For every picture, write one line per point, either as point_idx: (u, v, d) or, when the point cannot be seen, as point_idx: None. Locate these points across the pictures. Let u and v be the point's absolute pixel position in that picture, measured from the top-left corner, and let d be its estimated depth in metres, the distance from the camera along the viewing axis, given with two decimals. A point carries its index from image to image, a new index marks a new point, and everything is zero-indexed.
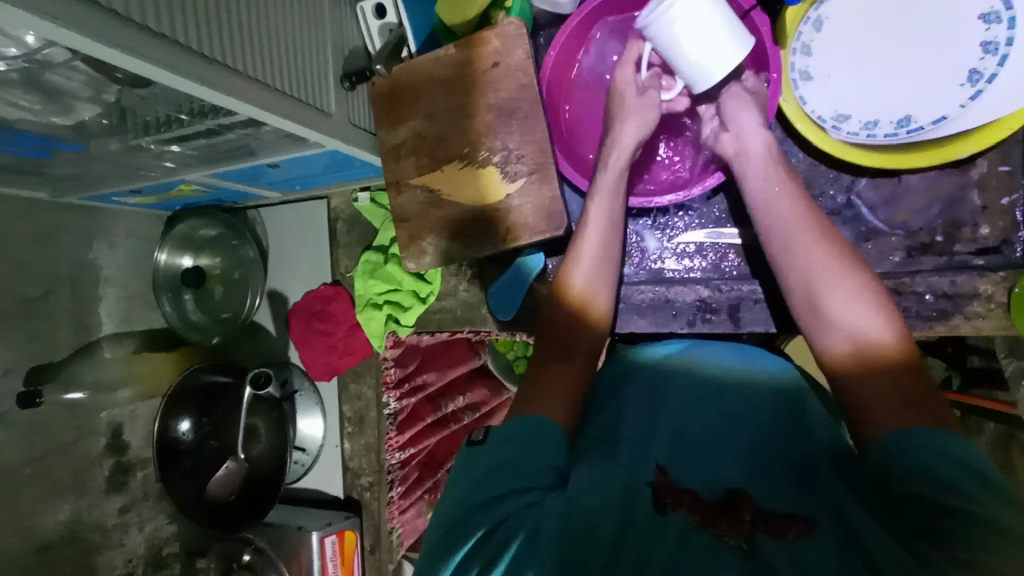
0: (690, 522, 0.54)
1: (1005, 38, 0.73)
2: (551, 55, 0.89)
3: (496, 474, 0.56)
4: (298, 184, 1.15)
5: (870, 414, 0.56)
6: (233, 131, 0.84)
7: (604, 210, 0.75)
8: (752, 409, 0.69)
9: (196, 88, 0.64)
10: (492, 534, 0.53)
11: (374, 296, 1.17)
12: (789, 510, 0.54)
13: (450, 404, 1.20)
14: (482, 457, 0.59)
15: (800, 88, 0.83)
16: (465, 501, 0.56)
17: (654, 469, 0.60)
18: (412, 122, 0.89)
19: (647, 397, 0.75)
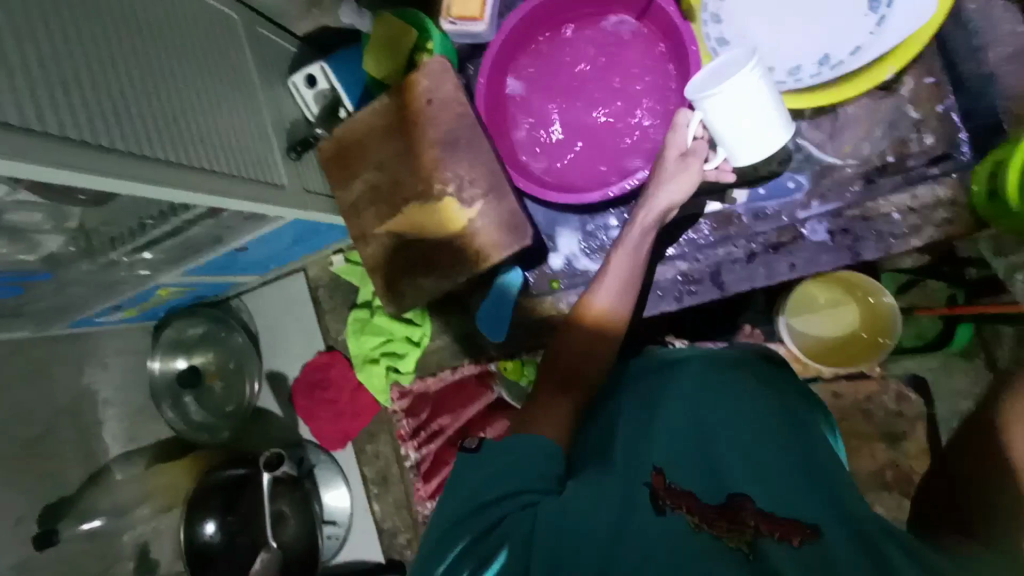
0: (689, 522, 0.56)
1: None
2: (483, 81, 0.92)
3: (497, 479, 0.63)
4: (272, 263, 1.16)
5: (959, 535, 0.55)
6: (196, 224, 0.86)
7: (627, 260, 0.80)
8: (762, 417, 0.71)
9: (134, 183, 0.65)
10: (483, 538, 0.58)
11: (369, 352, 1.17)
12: (792, 515, 0.56)
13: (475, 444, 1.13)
14: (485, 464, 0.65)
15: (720, 54, 0.86)
16: (466, 504, 0.62)
17: (652, 472, 0.63)
18: (364, 175, 0.91)
19: (649, 404, 0.77)
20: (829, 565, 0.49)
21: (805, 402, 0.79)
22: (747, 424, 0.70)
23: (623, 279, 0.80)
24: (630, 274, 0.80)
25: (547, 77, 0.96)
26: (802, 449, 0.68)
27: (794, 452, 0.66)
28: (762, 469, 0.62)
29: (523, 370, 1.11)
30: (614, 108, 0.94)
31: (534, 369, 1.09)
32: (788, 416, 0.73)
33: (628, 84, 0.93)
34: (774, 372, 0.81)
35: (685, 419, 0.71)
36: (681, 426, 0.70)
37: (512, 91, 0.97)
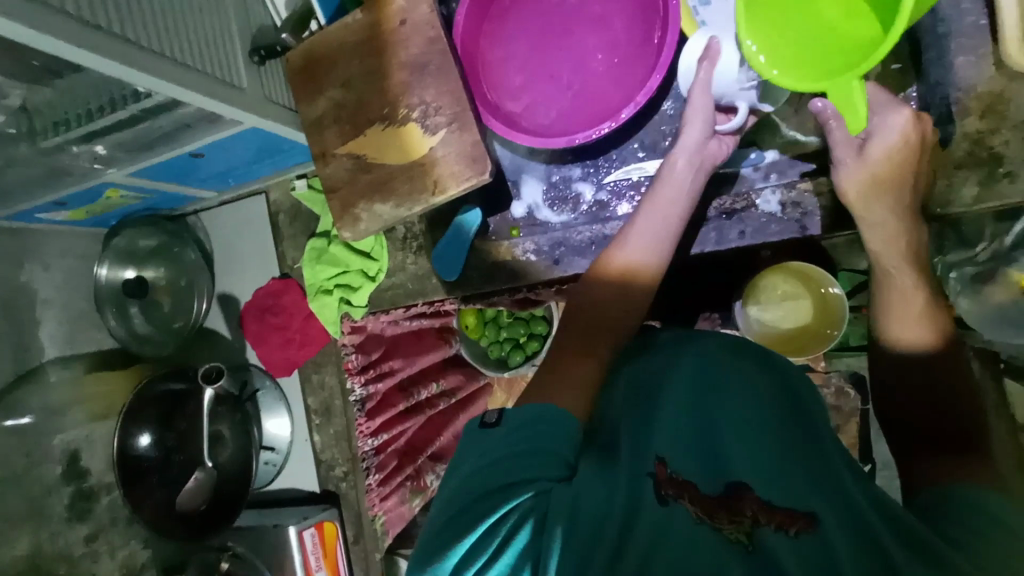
0: (692, 513, 0.55)
1: None
2: (463, 13, 0.90)
3: (504, 464, 0.54)
4: (232, 178, 1.14)
5: (953, 474, 0.62)
6: (148, 118, 0.83)
7: (653, 222, 0.76)
8: (757, 405, 0.72)
9: (86, 51, 0.62)
10: (498, 523, 0.51)
11: (324, 283, 1.17)
12: (789, 505, 0.57)
13: (423, 393, 1.12)
14: (491, 448, 0.56)
15: (700, 13, 0.86)
16: (468, 492, 0.54)
17: (654, 461, 0.61)
18: (330, 92, 0.89)
19: (643, 391, 0.75)
20: (826, 560, 0.51)
21: (801, 385, 0.81)
22: (744, 414, 0.70)
23: (643, 248, 0.75)
24: (650, 245, 0.75)
25: (527, 24, 0.95)
26: (803, 442, 0.70)
27: (796, 445, 0.68)
28: (767, 461, 0.63)
29: (484, 331, 1.13)
30: (587, 62, 0.93)
31: (495, 329, 1.12)
32: (782, 404, 0.75)
33: (603, 39, 0.93)
34: (778, 357, 0.84)
35: (686, 405, 0.70)
36: (682, 411, 0.69)
37: (492, 34, 0.95)
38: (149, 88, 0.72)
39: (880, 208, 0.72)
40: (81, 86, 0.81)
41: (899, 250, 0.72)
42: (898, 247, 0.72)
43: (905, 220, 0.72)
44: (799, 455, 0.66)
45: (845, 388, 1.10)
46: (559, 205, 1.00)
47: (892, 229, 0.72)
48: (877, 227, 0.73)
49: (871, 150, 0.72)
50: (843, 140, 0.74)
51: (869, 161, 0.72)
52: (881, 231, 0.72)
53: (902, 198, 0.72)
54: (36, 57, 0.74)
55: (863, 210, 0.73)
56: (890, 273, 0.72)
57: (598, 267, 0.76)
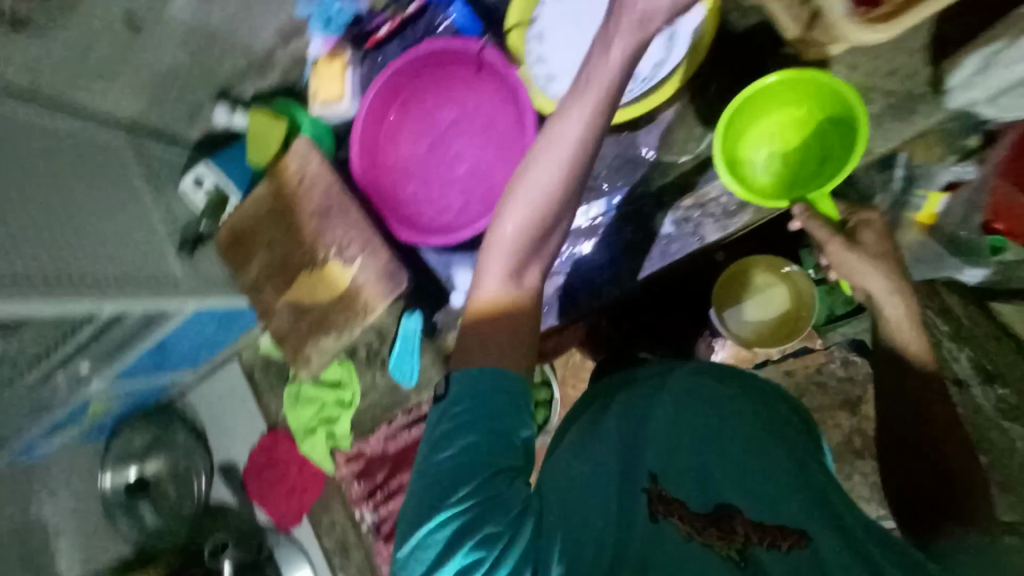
0: (681, 531, 0.58)
1: None
2: (358, 150, 1.03)
3: (473, 452, 0.58)
4: (200, 355, 1.22)
5: (937, 522, 0.68)
6: (102, 335, 0.92)
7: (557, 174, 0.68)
8: (740, 409, 0.72)
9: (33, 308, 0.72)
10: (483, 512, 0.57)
11: (308, 423, 1.21)
12: (780, 521, 0.58)
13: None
14: (462, 452, 0.59)
15: (549, 89, 0.96)
16: (451, 479, 0.58)
17: (648, 478, 0.64)
18: (258, 256, 0.99)
19: (631, 416, 0.75)
20: None
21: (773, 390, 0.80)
22: (734, 424, 0.69)
23: (556, 192, 0.68)
24: (563, 187, 0.68)
25: (414, 140, 1.06)
26: (784, 435, 0.70)
27: (778, 442, 0.68)
28: (754, 471, 0.63)
29: None
30: (473, 155, 1.04)
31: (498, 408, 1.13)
32: (764, 411, 0.74)
33: (480, 131, 1.04)
34: (749, 375, 0.82)
35: (672, 420, 0.70)
36: (670, 431, 0.69)
37: (387, 158, 1.07)
38: (92, 313, 0.81)
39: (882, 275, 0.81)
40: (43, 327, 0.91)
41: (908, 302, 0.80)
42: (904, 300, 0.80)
43: (892, 284, 0.80)
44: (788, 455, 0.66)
45: (851, 356, 1.11)
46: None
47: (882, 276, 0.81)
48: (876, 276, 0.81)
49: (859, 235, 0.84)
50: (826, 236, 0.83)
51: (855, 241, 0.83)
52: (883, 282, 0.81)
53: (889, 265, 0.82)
54: None
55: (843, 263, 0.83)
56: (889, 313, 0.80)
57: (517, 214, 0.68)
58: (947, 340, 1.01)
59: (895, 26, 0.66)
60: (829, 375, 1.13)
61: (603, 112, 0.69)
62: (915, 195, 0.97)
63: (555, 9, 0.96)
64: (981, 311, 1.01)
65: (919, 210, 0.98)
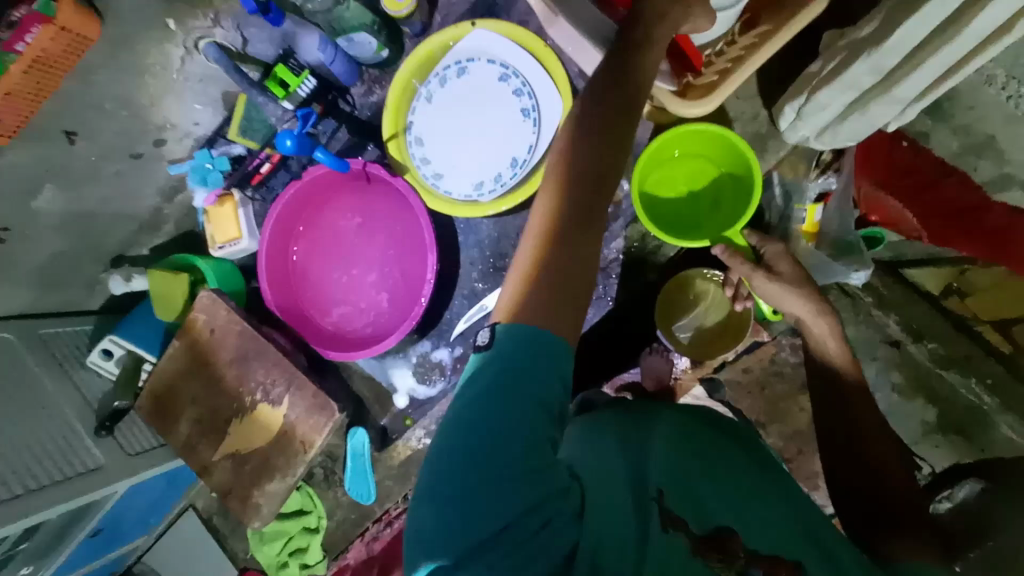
0: (688, 545, 0.57)
1: (519, 86, 0.99)
2: (266, 284, 1.03)
3: (500, 424, 0.51)
4: (149, 519, 1.18)
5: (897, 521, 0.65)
6: (28, 540, 0.88)
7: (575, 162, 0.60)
8: (724, 452, 0.75)
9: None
10: (512, 485, 0.50)
11: (279, 557, 1.17)
12: (773, 551, 0.60)
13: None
14: (507, 422, 0.51)
15: (440, 187, 1.02)
16: (468, 451, 0.51)
17: (655, 490, 0.62)
18: (184, 414, 0.97)
19: (631, 433, 0.74)
20: None
21: (734, 425, 0.85)
22: (718, 461, 0.72)
23: (592, 164, 0.60)
24: (600, 156, 0.60)
25: (323, 259, 1.08)
26: (754, 472, 0.74)
27: (753, 480, 0.72)
28: (753, 515, 0.65)
29: None
30: (385, 260, 1.06)
31: None
32: (730, 450, 0.77)
33: (386, 235, 1.06)
34: (721, 417, 0.86)
35: (672, 448, 0.71)
36: (671, 452, 0.70)
37: (300, 282, 1.08)
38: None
39: (803, 295, 0.80)
40: None
41: (827, 317, 0.78)
42: (824, 313, 0.78)
43: (815, 307, 0.78)
44: (757, 492, 0.69)
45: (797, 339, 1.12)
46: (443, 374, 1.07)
47: (793, 293, 0.80)
48: (789, 297, 0.80)
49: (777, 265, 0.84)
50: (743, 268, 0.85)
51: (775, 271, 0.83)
52: (797, 299, 0.80)
53: (805, 287, 0.81)
54: None
55: (760, 286, 0.83)
56: (809, 324, 0.79)
57: (549, 186, 0.61)
58: (876, 309, 1.05)
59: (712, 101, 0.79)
60: (784, 363, 1.14)
61: (636, 96, 0.63)
62: (793, 209, 1.00)
63: (426, 115, 1.02)
64: (897, 278, 1.06)
65: (802, 222, 0.99)
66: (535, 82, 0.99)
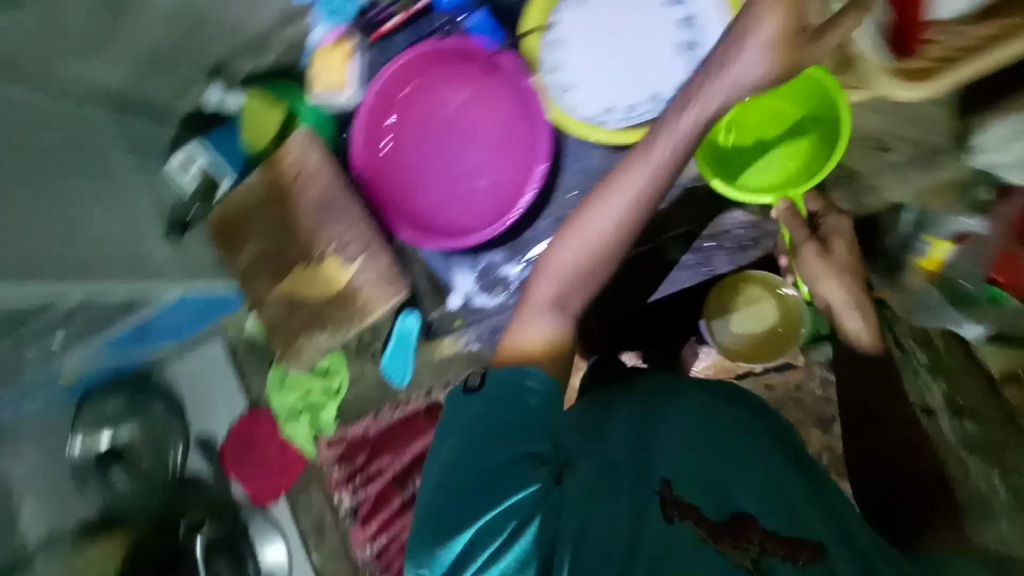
0: (696, 534, 0.61)
1: (692, 15, 0.90)
2: (359, 140, 1.00)
3: (491, 437, 0.63)
4: (182, 331, 1.19)
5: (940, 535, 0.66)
6: (82, 313, 0.88)
7: (609, 227, 0.73)
8: (756, 441, 0.75)
9: (14, 295, 0.70)
10: (497, 485, 0.61)
11: (293, 407, 1.20)
12: (793, 533, 0.61)
13: (414, 483, 1.17)
14: (496, 431, 0.63)
15: (567, 99, 0.94)
16: (467, 456, 0.63)
17: (660, 482, 0.67)
18: (248, 245, 0.95)
19: (649, 417, 0.78)
20: None
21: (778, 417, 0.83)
22: (744, 448, 0.72)
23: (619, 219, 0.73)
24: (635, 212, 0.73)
25: (418, 134, 1.02)
26: (803, 473, 0.73)
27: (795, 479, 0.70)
28: (786, 502, 0.65)
29: None
30: (484, 156, 1.01)
31: None
32: (765, 438, 0.76)
33: (491, 131, 1.01)
34: (755, 397, 0.86)
35: (691, 431, 0.74)
36: (686, 435, 0.73)
37: (388, 150, 1.02)
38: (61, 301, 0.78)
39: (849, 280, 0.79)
40: None
41: (853, 298, 0.78)
42: (851, 289, 0.79)
43: (850, 299, 0.78)
44: (784, 483, 0.68)
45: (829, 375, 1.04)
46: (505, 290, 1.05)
47: (835, 276, 0.79)
48: (829, 279, 0.79)
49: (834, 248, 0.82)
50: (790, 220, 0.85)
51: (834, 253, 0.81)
52: (835, 284, 0.79)
53: (847, 276, 0.80)
54: None
55: (803, 262, 0.82)
56: (843, 311, 0.79)
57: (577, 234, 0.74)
58: (925, 371, 0.94)
59: (928, 86, 0.78)
60: (808, 393, 1.06)
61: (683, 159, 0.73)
62: (919, 240, 0.94)
63: (578, 17, 0.93)
64: (962, 347, 0.95)
65: (923, 255, 0.94)
66: (711, 18, 0.89)
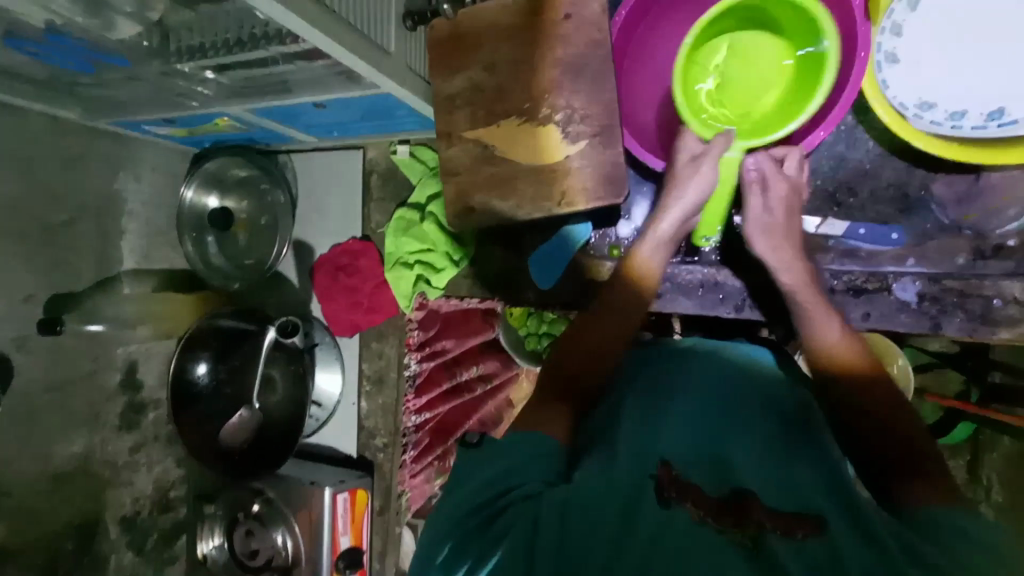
0: (694, 514, 0.51)
1: None
2: (624, 11, 0.78)
3: (486, 476, 0.55)
4: (336, 130, 1.09)
5: (895, 482, 0.57)
6: (286, 67, 0.77)
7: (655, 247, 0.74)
8: (765, 414, 0.67)
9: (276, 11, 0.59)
10: (492, 524, 0.52)
11: (405, 255, 1.13)
12: (796, 511, 0.53)
13: (463, 374, 1.15)
14: (478, 475, 0.56)
15: (883, 71, 0.76)
16: (469, 500, 0.55)
17: (659, 463, 0.58)
18: (470, 71, 0.84)
19: (654, 389, 0.72)
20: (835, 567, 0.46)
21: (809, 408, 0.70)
22: (738, 420, 0.66)
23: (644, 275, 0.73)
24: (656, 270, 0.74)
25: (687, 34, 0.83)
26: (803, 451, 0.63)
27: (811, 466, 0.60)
28: (782, 476, 0.58)
29: (524, 319, 1.13)
30: (746, 92, 0.84)
31: (536, 321, 1.13)
32: (788, 411, 0.69)
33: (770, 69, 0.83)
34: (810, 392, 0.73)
35: (688, 397, 0.69)
36: (687, 408, 0.67)
37: (647, 35, 0.84)
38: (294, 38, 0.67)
39: (790, 251, 0.72)
40: (212, 15, 0.74)
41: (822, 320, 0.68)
42: (787, 230, 0.72)
43: (812, 289, 0.70)
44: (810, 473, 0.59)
45: None
46: (683, 248, 0.91)
47: (782, 236, 0.72)
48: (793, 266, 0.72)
49: (774, 204, 0.73)
50: (751, 187, 0.75)
51: (776, 214, 0.73)
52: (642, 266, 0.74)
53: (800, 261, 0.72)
54: None
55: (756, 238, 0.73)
56: (803, 312, 0.70)
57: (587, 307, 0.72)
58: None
59: None
60: None
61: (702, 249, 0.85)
62: None
63: None
64: None
65: None
66: None
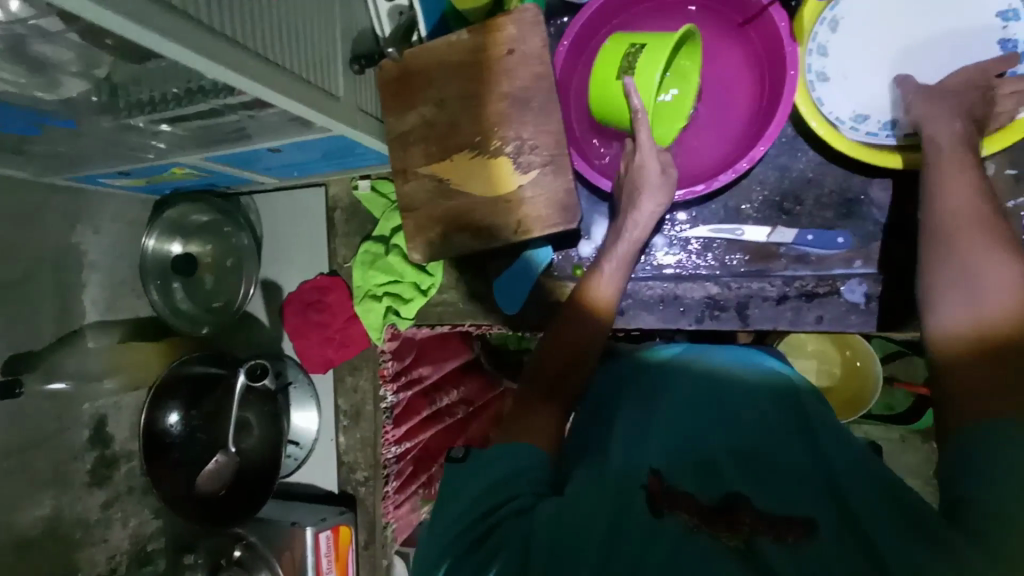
0: (686, 523, 0.51)
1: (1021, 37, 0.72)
2: (565, 44, 0.85)
3: (468, 499, 0.56)
4: (297, 170, 1.10)
5: (954, 403, 0.52)
6: (236, 117, 0.78)
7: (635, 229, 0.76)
8: (757, 404, 0.66)
9: (214, 70, 0.60)
10: (478, 547, 0.53)
11: (373, 288, 1.11)
12: (785, 511, 0.52)
13: (444, 400, 1.19)
14: (466, 492, 0.57)
15: (816, 89, 0.81)
16: (452, 523, 0.55)
17: (649, 473, 0.57)
18: (421, 108, 0.86)
19: (646, 396, 0.72)
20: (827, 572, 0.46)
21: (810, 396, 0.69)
22: (731, 413, 0.65)
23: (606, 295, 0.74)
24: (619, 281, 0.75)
25: None
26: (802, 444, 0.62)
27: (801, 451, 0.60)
28: (771, 467, 0.58)
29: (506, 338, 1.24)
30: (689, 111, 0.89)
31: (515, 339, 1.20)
32: (782, 398, 0.68)
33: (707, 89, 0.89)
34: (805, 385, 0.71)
35: (681, 400, 0.69)
36: (678, 410, 0.67)
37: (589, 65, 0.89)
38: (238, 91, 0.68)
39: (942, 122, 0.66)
40: None
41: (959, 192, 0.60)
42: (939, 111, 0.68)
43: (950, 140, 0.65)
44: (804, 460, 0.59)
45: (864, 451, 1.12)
46: (642, 263, 0.94)
47: (933, 112, 0.68)
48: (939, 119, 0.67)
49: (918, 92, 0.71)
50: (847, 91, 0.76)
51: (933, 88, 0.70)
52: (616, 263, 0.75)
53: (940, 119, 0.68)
54: (109, 38, 0.62)
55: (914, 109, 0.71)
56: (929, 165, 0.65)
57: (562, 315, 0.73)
58: None
59: None
60: None
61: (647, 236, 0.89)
62: None
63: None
64: None
65: None
66: None
